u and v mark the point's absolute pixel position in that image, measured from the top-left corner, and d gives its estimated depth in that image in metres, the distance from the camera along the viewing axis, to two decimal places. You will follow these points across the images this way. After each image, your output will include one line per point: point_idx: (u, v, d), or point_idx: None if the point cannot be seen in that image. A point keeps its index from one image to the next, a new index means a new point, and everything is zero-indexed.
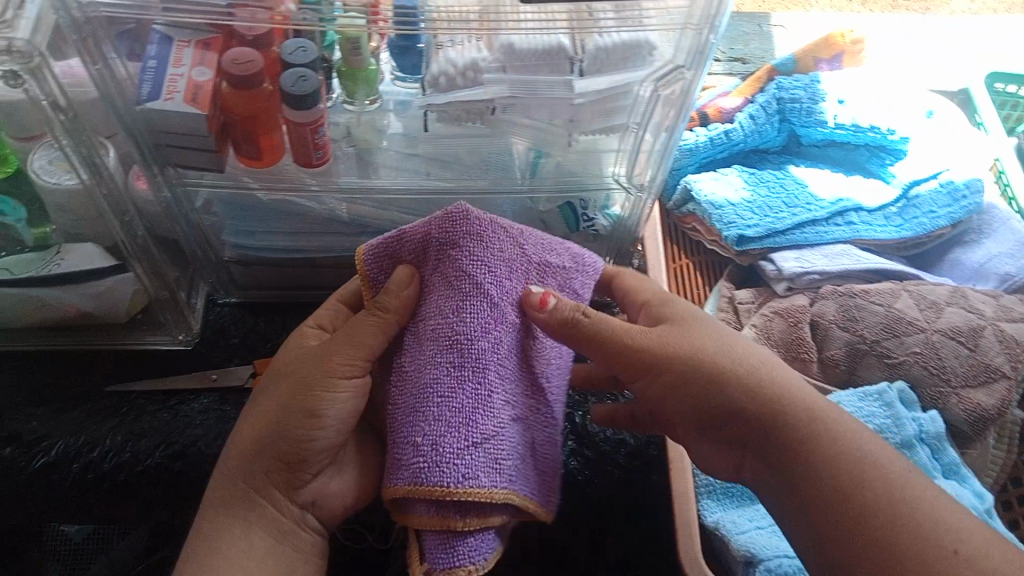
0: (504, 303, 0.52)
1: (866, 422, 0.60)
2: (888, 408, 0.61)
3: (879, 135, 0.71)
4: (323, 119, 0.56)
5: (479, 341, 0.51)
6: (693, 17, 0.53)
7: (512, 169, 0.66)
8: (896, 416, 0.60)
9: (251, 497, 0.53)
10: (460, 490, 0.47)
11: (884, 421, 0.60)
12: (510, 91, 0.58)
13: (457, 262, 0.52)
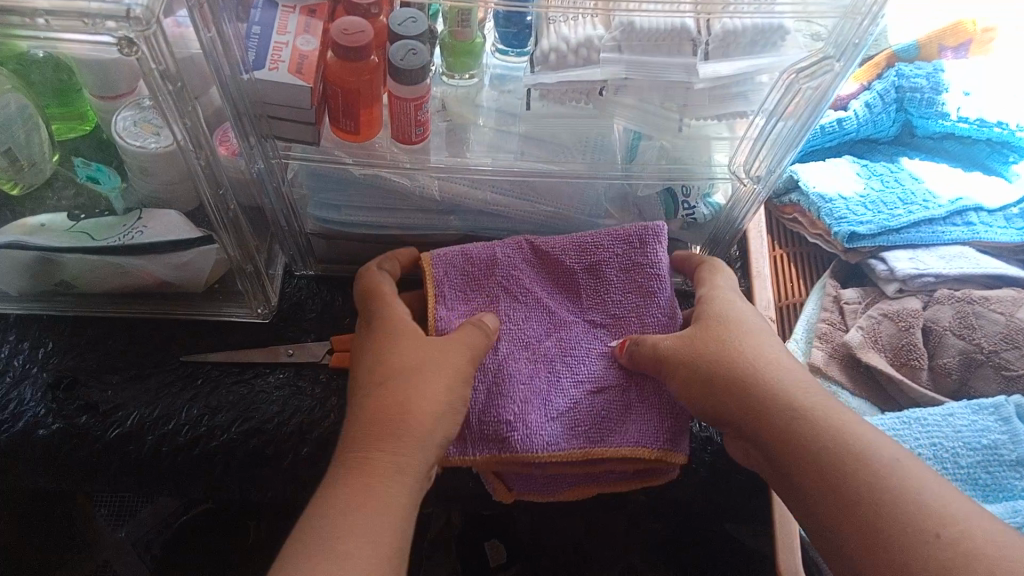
0: (563, 308, 0.60)
1: (979, 438, 0.55)
2: (1004, 423, 0.56)
3: (1005, 131, 0.67)
4: (427, 96, 0.53)
5: (546, 341, 0.58)
6: (857, 7, 0.47)
7: (613, 152, 0.63)
8: (1014, 432, 0.55)
9: (428, 457, 0.49)
10: (548, 454, 0.54)
11: (1000, 437, 0.55)
12: (626, 73, 0.55)
13: (518, 277, 0.59)
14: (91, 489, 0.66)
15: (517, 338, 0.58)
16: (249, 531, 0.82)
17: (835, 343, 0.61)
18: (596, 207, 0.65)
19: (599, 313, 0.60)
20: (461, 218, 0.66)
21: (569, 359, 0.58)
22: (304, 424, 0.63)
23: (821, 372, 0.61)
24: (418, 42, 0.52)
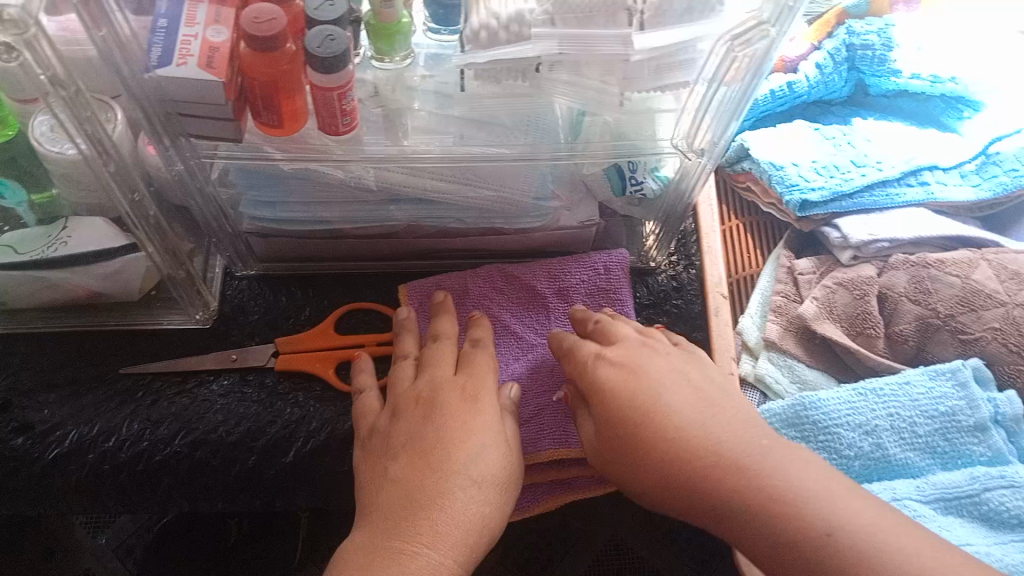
0: (529, 333, 0.65)
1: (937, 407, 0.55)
2: (962, 389, 0.55)
3: (958, 86, 0.66)
4: (350, 84, 0.50)
5: (513, 361, 0.64)
6: None
7: (557, 131, 0.60)
8: (971, 398, 0.55)
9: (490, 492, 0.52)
10: None
11: (957, 404, 0.55)
12: (559, 48, 0.52)
13: (486, 305, 0.66)
14: (31, 514, 0.63)
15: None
16: (229, 531, 0.79)
17: (789, 315, 0.61)
18: (541, 186, 0.63)
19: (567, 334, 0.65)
20: (403, 209, 0.62)
21: (537, 376, 0.63)
22: (250, 432, 0.61)
23: (775, 346, 0.60)
24: (337, 27, 0.49)
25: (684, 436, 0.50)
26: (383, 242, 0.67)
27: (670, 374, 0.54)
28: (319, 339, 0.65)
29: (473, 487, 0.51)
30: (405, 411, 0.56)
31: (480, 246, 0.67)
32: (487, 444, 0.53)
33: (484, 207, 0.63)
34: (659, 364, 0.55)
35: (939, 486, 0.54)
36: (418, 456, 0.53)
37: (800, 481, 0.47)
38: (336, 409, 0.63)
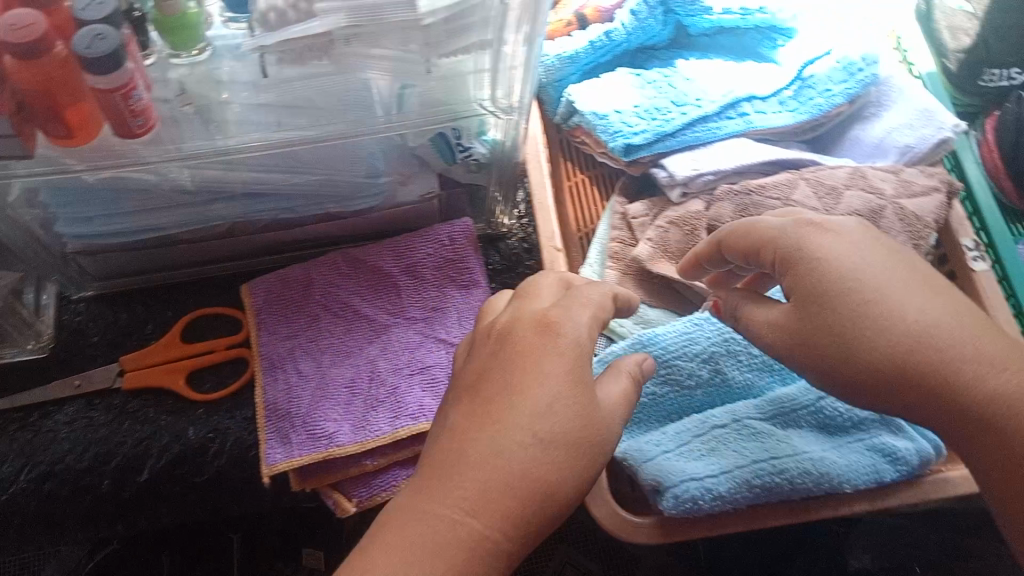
0: (380, 316, 0.66)
1: None
2: None
3: (768, 16, 0.65)
4: (134, 82, 0.48)
5: (365, 346, 0.65)
6: None
7: (373, 106, 0.57)
8: None
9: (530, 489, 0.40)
10: (356, 445, 0.60)
11: None
12: (349, 20, 0.50)
13: (334, 293, 0.66)
14: None
15: (333, 350, 0.65)
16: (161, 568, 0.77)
17: (626, 259, 0.63)
18: (371, 166, 0.62)
19: (417, 311, 0.66)
20: (226, 205, 0.61)
21: (389, 358, 0.64)
22: (99, 456, 0.60)
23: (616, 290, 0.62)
24: (109, 25, 0.46)
25: (903, 328, 0.45)
26: (222, 243, 0.65)
27: (881, 272, 0.46)
28: (168, 350, 0.64)
29: (534, 451, 0.41)
30: (479, 343, 0.46)
31: (323, 234, 0.68)
32: (564, 391, 0.42)
33: (313, 191, 0.62)
34: (837, 277, 0.47)
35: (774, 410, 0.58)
36: (473, 402, 0.43)
37: (996, 384, 0.44)
38: (188, 419, 0.62)
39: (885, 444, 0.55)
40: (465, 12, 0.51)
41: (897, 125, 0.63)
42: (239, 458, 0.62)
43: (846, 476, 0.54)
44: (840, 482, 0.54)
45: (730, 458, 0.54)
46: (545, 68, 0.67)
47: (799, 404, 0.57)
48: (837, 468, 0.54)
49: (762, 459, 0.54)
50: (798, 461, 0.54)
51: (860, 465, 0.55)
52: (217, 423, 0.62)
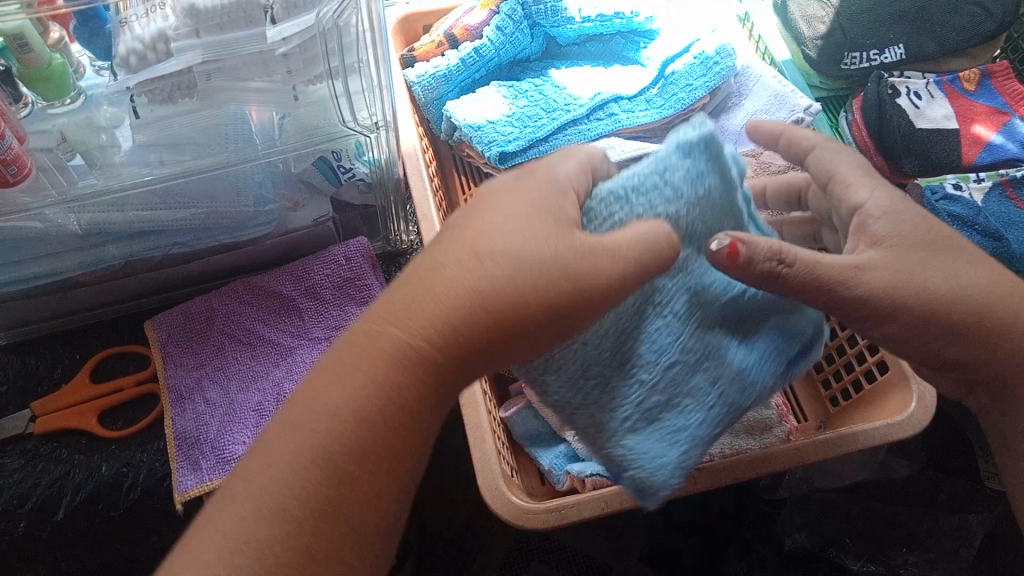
0: (285, 339, 0.67)
1: (682, 180, 0.46)
2: (709, 154, 0.46)
3: (625, 20, 0.70)
4: (0, 132, 0.51)
5: (271, 369, 0.66)
6: None
7: (254, 137, 0.60)
8: (717, 160, 0.46)
9: (474, 311, 0.39)
10: None
11: (697, 169, 0.46)
12: (206, 56, 0.53)
13: (239, 321, 0.67)
14: None
15: (240, 376, 0.66)
16: None
17: None
18: (259, 194, 0.65)
19: (320, 330, 0.67)
20: (117, 246, 0.63)
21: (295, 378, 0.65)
22: (15, 500, 0.61)
23: None
24: None
25: (979, 288, 0.48)
26: (123, 282, 0.68)
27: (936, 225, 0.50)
28: (74, 393, 0.65)
29: (488, 267, 0.40)
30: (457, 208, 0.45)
31: (221, 265, 0.70)
32: (508, 226, 0.41)
33: (203, 225, 0.65)
34: (885, 255, 0.47)
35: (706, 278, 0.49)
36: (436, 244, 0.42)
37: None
38: (102, 457, 0.63)
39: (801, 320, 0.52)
40: (314, 41, 0.54)
41: (755, 111, 0.67)
42: (152, 487, 0.63)
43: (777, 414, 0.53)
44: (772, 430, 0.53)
45: (646, 440, 0.46)
46: (423, 88, 0.70)
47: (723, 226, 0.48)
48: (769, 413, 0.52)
49: (681, 427, 0.47)
50: (736, 424, 0.50)
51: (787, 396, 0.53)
52: (132, 457, 0.63)
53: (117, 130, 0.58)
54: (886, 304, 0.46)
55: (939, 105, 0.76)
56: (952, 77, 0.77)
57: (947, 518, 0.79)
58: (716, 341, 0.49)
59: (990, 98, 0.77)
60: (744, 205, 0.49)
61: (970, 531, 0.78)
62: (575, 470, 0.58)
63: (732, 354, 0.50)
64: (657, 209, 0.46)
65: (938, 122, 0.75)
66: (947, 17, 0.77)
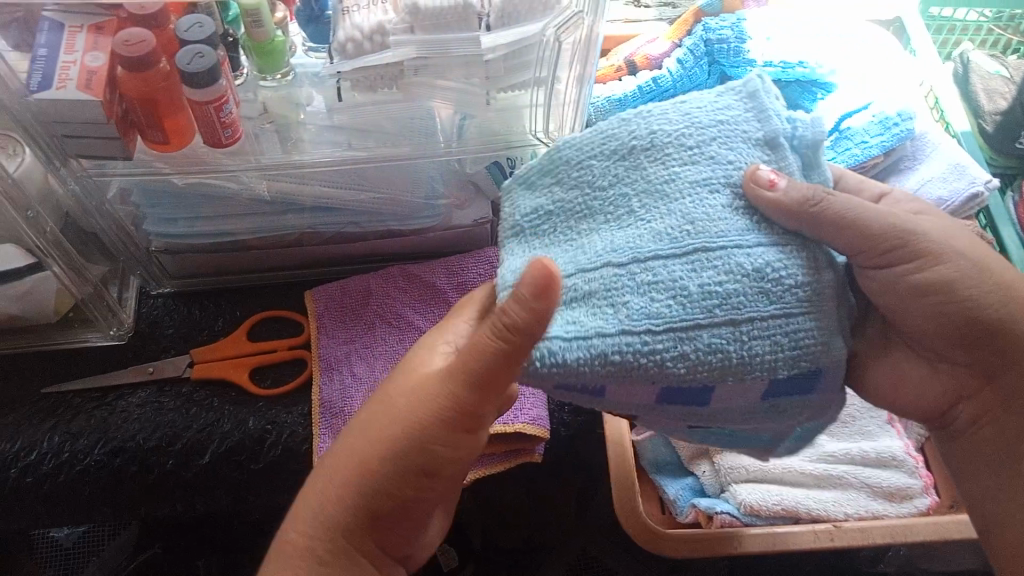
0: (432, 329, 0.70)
1: (717, 112, 0.46)
2: (750, 100, 0.47)
3: (808, 70, 0.68)
4: (227, 96, 0.54)
5: None
6: None
7: (436, 134, 0.63)
8: (759, 108, 0.46)
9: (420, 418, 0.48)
10: None
11: (741, 114, 0.46)
12: (418, 52, 0.56)
13: (391, 305, 0.71)
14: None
15: (386, 358, 0.68)
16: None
17: None
18: (430, 188, 0.68)
19: None
20: (296, 216, 0.67)
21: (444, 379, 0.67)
22: (166, 437, 0.65)
23: None
24: (208, 45, 0.53)
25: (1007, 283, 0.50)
26: (288, 250, 0.71)
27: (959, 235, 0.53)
28: (231, 346, 0.69)
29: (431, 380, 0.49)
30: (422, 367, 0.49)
31: (380, 249, 0.73)
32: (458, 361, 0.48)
33: (376, 209, 0.68)
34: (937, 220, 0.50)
35: (632, 193, 0.45)
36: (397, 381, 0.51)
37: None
38: (249, 410, 0.67)
39: (744, 253, 0.43)
40: (526, 50, 0.57)
41: (930, 178, 0.67)
42: (290, 450, 0.65)
43: (698, 352, 0.42)
44: (673, 368, 0.42)
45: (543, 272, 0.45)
46: (595, 109, 0.72)
47: (668, 157, 0.45)
48: (672, 340, 0.42)
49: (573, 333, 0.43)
50: (618, 324, 0.42)
51: (712, 329, 0.42)
52: (275, 415, 0.66)
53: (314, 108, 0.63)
54: (929, 249, 0.48)
55: None
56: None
57: None
58: (633, 242, 0.44)
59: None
60: (698, 145, 0.45)
61: None
62: (703, 505, 0.60)
63: (644, 253, 0.43)
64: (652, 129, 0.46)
65: None
66: None
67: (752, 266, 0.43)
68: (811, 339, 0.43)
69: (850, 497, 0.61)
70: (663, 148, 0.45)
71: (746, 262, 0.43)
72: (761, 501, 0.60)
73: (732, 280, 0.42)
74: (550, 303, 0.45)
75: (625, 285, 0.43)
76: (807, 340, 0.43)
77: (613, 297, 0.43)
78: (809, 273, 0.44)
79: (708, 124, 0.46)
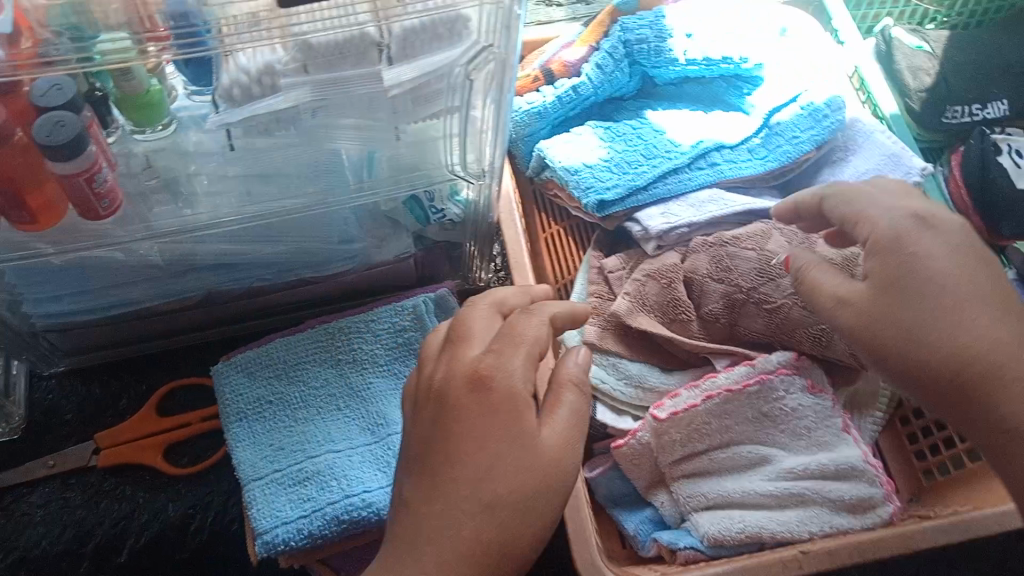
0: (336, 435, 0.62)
1: (392, 340, 0.63)
2: (418, 321, 0.63)
3: (732, 65, 0.66)
4: (98, 165, 0.48)
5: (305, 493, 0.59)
6: None
7: (344, 172, 0.58)
8: (423, 328, 0.63)
9: (487, 472, 0.41)
10: (337, 547, 0.56)
11: (411, 335, 0.63)
12: (313, 93, 0.51)
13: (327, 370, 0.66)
14: None
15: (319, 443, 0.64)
16: None
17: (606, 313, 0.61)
18: (344, 231, 0.62)
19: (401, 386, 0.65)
20: (196, 277, 0.61)
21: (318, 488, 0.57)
22: (76, 538, 0.59)
23: (596, 347, 0.61)
24: (69, 110, 0.46)
25: (953, 343, 0.47)
26: (197, 310, 0.65)
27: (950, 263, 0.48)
28: (141, 426, 0.62)
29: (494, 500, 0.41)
30: (423, 408, 0.43)
31: (291, 298, 0.67)
32: (504, 444, 0.41)
33: (286, 260, 0.62)
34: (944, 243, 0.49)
35: (337, 370, 0.62)
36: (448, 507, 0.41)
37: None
38: (167, 495, 0.61)
39: (372, 411, 0.60)
40: (434, 78, 0.52)
41: (865, 170, 0.64)
42: (220, 531, 0.60)
43: (313, 344, 0.62)
44: (323, 375, 0.61)
45: (295, 340, 0.63)
46: (515, 123, 0.68)
47: (366, 371, 0.62)
48: (340, 390, 0.61)
49: (300, 359, 0.62)
50: (313, 356, 0.62)
51: (326, 371, 0.62)
52: (199, 498, 0.61)
53: (205, 157, 0.55)
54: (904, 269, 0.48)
55: None
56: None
57: None
58: (336, 406, 0.61)
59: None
60: (387, 363, 0.63)
61: None
62: (665, 540, 0.57)
63: (356, 444, 0.59)
64: (372, 357, 0.63)
65: None
66: None
67: (408, 338, 0.63)
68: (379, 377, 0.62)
69: (811, 513, 0.55)
70: (360, 363, 0.62)
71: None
72: (724, 530, 0.55)
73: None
74: (283, 486, 0.56)
75: (343, 468, 0.57)
76: None
77: (305, 372, 0.62)
78: (367, 367, 0.62)
79: (395, 352, 0.63)
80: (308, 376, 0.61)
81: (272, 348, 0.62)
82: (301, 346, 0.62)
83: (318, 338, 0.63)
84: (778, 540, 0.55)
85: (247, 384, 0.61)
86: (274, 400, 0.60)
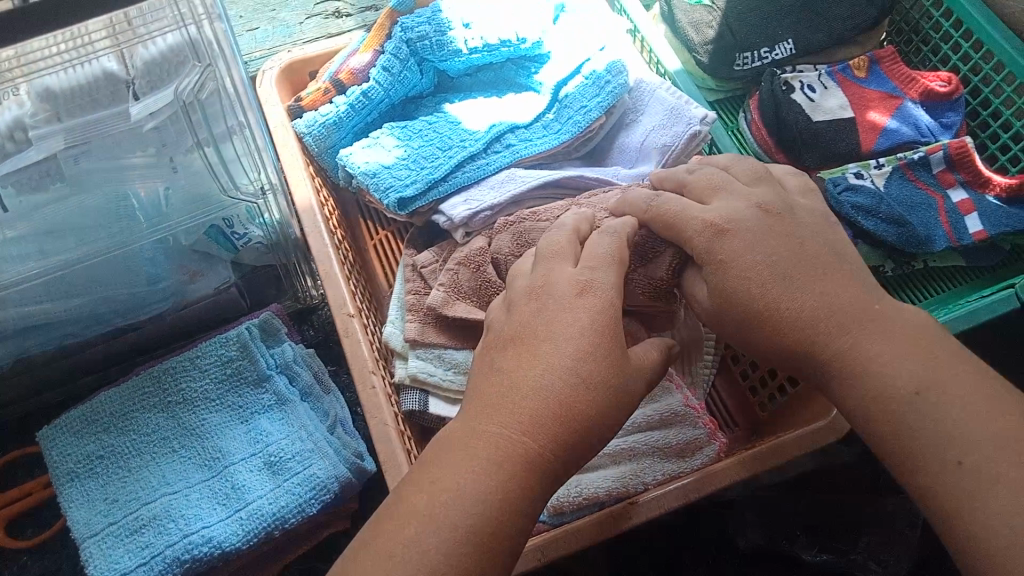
0: None
1: (220, 373, 0.63)
2: (243, 348, 0.63)
3: (512, 48, 0.67)
4: None
5: None
6: (189, 9, 0.48)
7: (136, 214, 0.56)
8: (250, 355, 0.63)
9: (541, 399, 0.39)
10: None
11: (239, 363, 0.63)
12: (70, 140, 0.49)
13: None
14: None
15: None
16: None
17: (423, 308, 0.62)
18: (151, 272, 0.61)
19: None
20: (4, 344, 0.60)
21: None
22: None
23: (419, 342, 0.61)
24: None
25: (795, 319, 0.44)
26: (19, 376, 0.65)
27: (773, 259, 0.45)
28: None
29: (548, 415, 0.39)
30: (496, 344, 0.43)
31: (119, 349, 0.67)
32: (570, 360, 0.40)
33: (97, 312, 0.62)
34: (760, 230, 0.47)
35: (168, 411, 0.62)
36: (511, 423, 0.39)
37: (909, 376, 0.41)
38: (16, 568, 0.64)
39: (207, 445, 0.61)
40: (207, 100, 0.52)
41: (653, 127, 0.67)
42: None
43: (140, 389, 0.62)
44: (153, 419, 0.62)
45: (122, 388, 0.62)
46: (315, 137, 0.68)
47: (198, 406, 0.62)
48: (172, 432, 0.61)
49: (128, 407, 0.62)
50: (141, 402, 0.62)
51: (157, 414, 0.62)
52: (48, 567, 0.64)
53: None
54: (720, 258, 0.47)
55: (833, 95, 0.77)
56: (918, 156, 0.73)
57: (888, 499, 0.74)
58: (171, 447, 0.61)
59: (928, 176, 0.73)
60: (219, 396, 0.63)
61: (911, 512, 0.73)
62: None
63: (192, 483, 0.59)
64: (202, 391, 0.62)
65: (834, 112, 0.76)
66: (830, 8, 0.78)
67: (237, 367, 0.63)
68: (211, 410, 0.62)
69: (640, 466, 0.59)
70: (191, 400, 0.62)
71: (263, 457, 0.60)
72: (564, 498, 0.57)
73: (263, 493, 0.58)
74: (120, 538, 0.56)
75: (180, 509, 0.57)
76: (320, 482, 0.58)
77: (136, 418, 0.61)
78: (199, 402, 0.62)
79: (225, 382, 0.63)
80: (137, 423, 0.61)
81: (98, 401, 0.62)
82: (129, 394, 0.62)
83: (144, 383, 0.62)
84: (615, 496, 0.57)
85: (75, 443, 0.61)
86: (104, 454, 0.60)
